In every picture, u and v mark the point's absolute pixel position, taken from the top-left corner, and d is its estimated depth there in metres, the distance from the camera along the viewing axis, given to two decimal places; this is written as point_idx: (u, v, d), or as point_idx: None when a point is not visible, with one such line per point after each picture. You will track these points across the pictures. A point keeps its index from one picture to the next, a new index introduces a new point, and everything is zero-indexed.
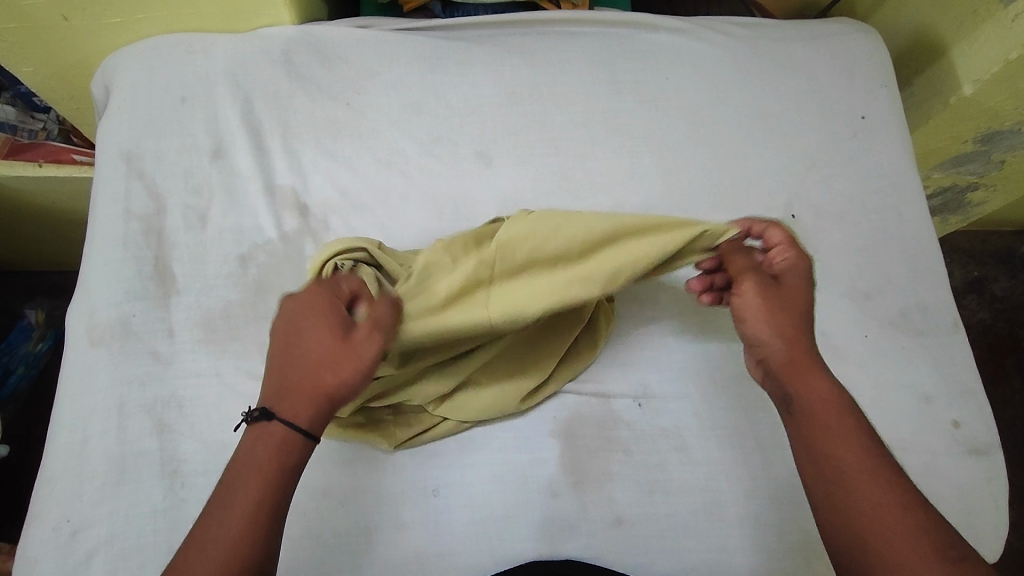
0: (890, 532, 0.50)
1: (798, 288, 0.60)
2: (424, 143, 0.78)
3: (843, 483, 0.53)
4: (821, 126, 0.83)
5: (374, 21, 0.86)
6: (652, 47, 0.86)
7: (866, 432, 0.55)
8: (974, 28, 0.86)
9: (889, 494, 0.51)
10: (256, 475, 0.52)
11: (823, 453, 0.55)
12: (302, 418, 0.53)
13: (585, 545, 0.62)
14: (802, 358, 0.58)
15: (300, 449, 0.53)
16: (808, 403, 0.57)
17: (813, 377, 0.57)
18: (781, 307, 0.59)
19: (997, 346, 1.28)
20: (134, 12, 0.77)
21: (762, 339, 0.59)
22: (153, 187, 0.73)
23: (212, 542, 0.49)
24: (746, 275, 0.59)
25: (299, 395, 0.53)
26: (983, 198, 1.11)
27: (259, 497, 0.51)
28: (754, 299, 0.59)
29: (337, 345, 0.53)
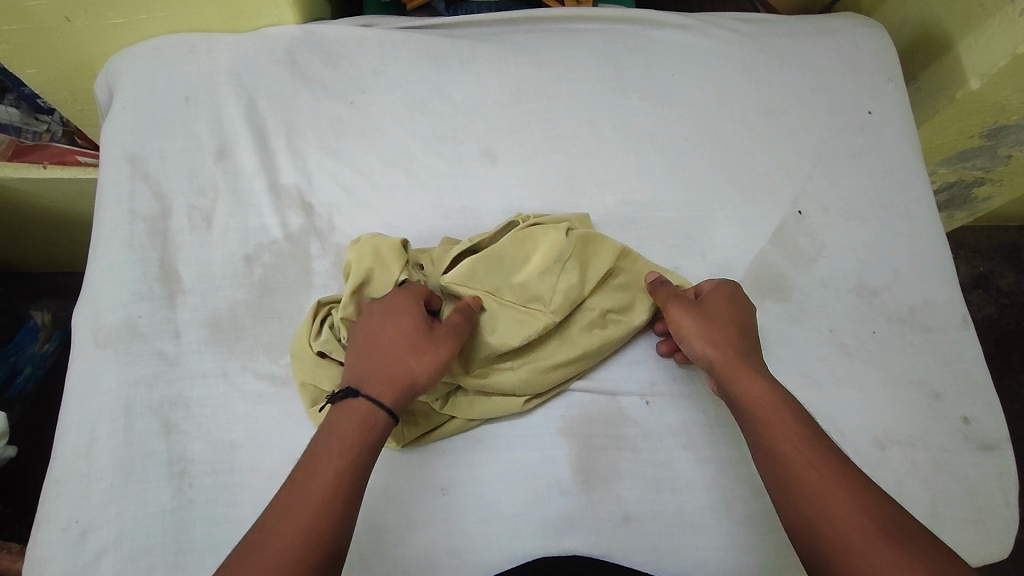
0: (836, 514, 0.50)
1: (721, 303, 0.65)
2: (429, 142, 0.78)
3: (788, 475, 0.54)
4: (826, 122, 0.83)
5: (377, 20, 0.86)
6: (656, 44, 0.86)
7: (804, 422, 0.56)
8: (980, 23, 0.85)
9: (834, 477, 0.52)
10: (340, 446, 0.53)
11: (767, 448, 0.56)
12: (386, 398, 0.56)
13: (594, 543, 0.62)
14: (734, 359, 0.61)
15: (380, 426, 0.55)
16: (746, 405, 0.58)
17: (750, 379, 0.59)
18: (715, 326, 0.63)
19: (1004, 341, 1.27)
20: (137, 13, 0.77)
21: (701, 355, 0.62)
22: (158, 188, 0.73)
23: (297, 511, 0.50)
24: (672, 307, 0.65)
25: (384, 374, 0.57)
26: (989, 193, 1.11)
27: (342, 468, 0.52)
28: (694, 327, 0.63)
29: (425, 338, 0.59)
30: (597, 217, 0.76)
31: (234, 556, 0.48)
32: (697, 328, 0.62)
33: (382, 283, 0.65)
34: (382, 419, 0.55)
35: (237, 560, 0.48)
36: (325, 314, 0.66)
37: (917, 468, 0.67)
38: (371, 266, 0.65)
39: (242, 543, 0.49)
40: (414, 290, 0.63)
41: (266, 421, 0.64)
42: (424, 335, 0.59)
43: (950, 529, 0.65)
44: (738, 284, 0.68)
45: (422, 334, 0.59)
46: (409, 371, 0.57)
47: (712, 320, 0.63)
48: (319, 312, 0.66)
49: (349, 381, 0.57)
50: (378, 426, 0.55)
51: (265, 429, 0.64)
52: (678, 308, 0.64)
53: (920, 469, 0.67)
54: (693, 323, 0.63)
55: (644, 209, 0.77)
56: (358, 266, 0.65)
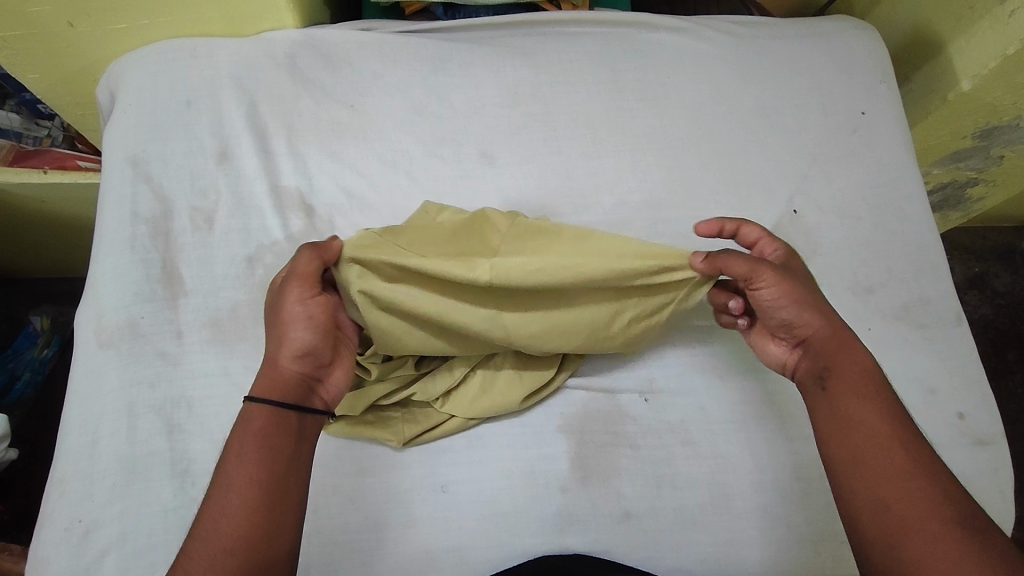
0: (915, 498, 0.50)
1: (802, 272, 0.62)
2: (428, 143, 0.79)
3: (866, 448, 0.54)
4: (821, 123, 0.84)
5: (376, 24, 0.87)
6: (652, 47, 0.87)
7: (892, 401, 0.56)
8: (972, 24, 0.86)
9: (918, 459, 0.52)
10: (249, 446, 0.53)
11: (847, 419, 0.55)
12: (256, 391, 0.55)
13: (594, 540, 0.62)
14: (840, 334, 0.59)
15: (264, 414, 0.54)
16: (844, 374, 0.57)
17: (851, 352, 0.58)
18: (800, 286, 0.60)
19: (999, 340, 1.28)
20: (138, 18, 0.78)
21: (798, 321, 0.59)
22: (160, 191, 0.74)
23: (220, 509, 0.50)
24: (756, 269, 0.59)
25: (258, 373, 0.57)
26: (983, 193, 1.12)
27: (256, 469, 0.52)
28: (776, 290, 0.59)
29: (274, 316, 0.58)
30: (594, 218, 0.77)
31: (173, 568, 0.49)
32: (782, 295, 0.59)
33: None
34: (258, 410, 0.54)
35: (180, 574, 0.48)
36: None
37: None
38: None
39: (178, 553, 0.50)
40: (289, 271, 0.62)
41: None
42: (274, 312, 0.58)
43: None
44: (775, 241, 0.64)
45: (272, 313, 0.58)
46: (271, 356, 0.57)
47: (796, 279, 0.60)
48: None
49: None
50: (258, 414, 0.54)
51: None
52: (760, 267, 0.58)
53: None
54: (778, 290, 0.59)
55: (641, 208, 0.78)
56: None
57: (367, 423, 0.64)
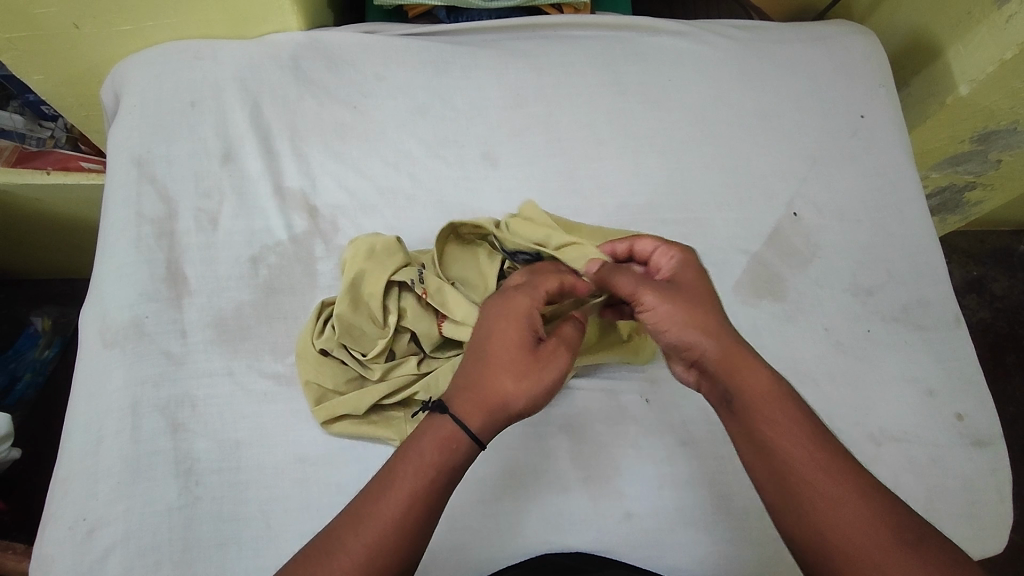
0: (853, 528, 0.47)
1: (694, 284, 0.57)
2: (431, 145, 0.79)
3: (795, 480, 0.49)
4: (820, 126, 0.85)
5: (380, 27, 0.88)
6: (654, 50, 0.88)
7: (807, 416, 0.52)
8: (969, 29, 0.87)
9: (844, 479, 0.49)
10: (417, 466, 0.50)
11: (769, 448, 0.51)
12: (474, 423, 0.51)
13: (596, 539, 0.63)
14: (732, 349, 0.54)
15: (464, 451, 0.51)
16: (746, 399, 0.53)
17: (752, 369, 0.54)
18: (690, 302, 0.56)
19: (997, 344, 1.29)
20: (144, 20, 0.78)
21: (688, 343, 0.55)
22: (165, 191, 0.74)
23: (367, 529, 0.48)
24: (643, 288, 0.56)
25: (478, 399, 0.52)
26: (981, 197, 1.13)
27: (418, 497, 0.49)
28: (662, 307, 0.55)
29: (525, 357, 0.53)
30: (596, 220, 0.78)
31: (295, 560, 0.48)
32: (678, 316, 0.55)
33: (373, 280, 0.66)
34: (467, 445, 0.51)
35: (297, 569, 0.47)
36: (328, 313, 0.68)
37: (913, 464, 0.68)
38: (363, 264, 0.67)
39: (307, 548, 0.48)
40: (531, 293, 0.56)
41: (272, 420, 0.65)
42: (529, 351, 0.53)
43: (944, 524, 0.66)
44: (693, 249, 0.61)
45: (525, 351, 0.53)
46: (506, 399, 0.52)
47: (690, 297, 0.56)
48: (323, 312, 0.68)
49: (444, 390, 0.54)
50: (452, 442, 0.51)
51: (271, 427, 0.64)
52: (645, 286, 0.56)
53: (916, 465, 0.68)
54: (673, 310, 0.55)
55: (642, 209, 0.78)
56: (353, 265, 0.67)
57: (374, 422, 0.65)
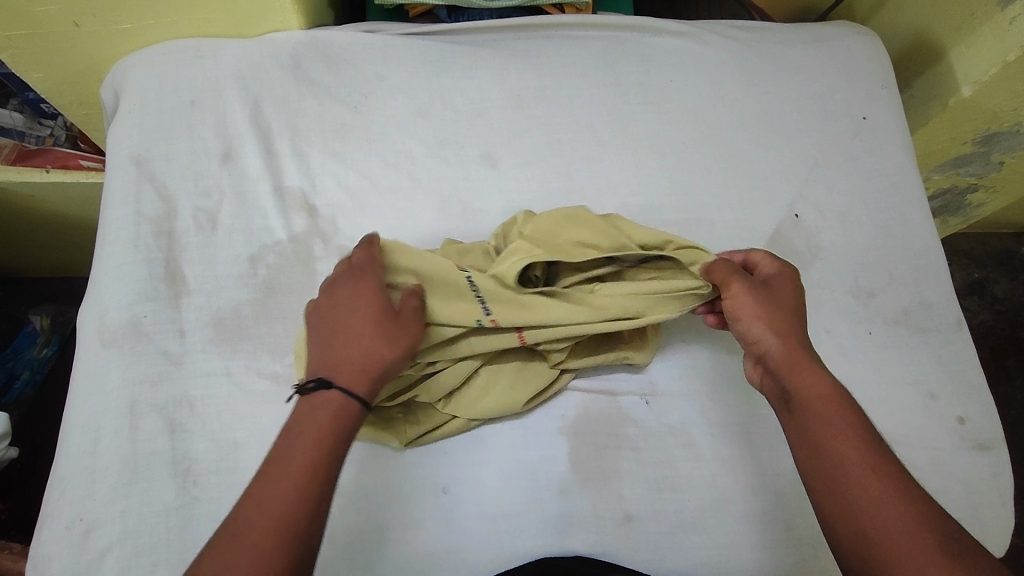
0: (898, 528, 0.48)
1: (787, 293, 0.61)
2: (431, 145, 0.79)
3: (840, 479, 0.51)
4: (822, 127, 0.84)
5: (381, 26, 0.87)
6: (655, 51, 0.87)
7: (863, 423, 0.54)
8: (972, 31, 0.87)
9: (892, 484, 0.50)
10: (306, 434, 0.51)
11: (818, 447, 0.53)
12: (358, 385, 0.54)
13: (595, 542, 0.62)
14: (796, 352, 0.58)
15: (352, 416, 0.53)
16: (803, 399, 0.56)
17: (814, 372, 0.57)
18: (772, 302, 0.60)
19: (998, 347, 1.28)
20: (144, 18, 0.78)
21: (756, 335, 0.59)
22: (164, 190, 0.74)
23: (265, 506, 0.48)
24: (732, 279, 0.61)
25: (355, 365, 0.55)
26: (982, 200, 1.12)
27: (316, 460, 0.51)
28: (745, 299, 0.60)
29: (392, 321, 0.57)
30: None
31: (206, 552, 0.47)
32: (755, 309, 0.59)
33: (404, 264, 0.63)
34: (354, 409, 0.54)
35: (210, 557, 0.47)
36: None
37: (915, 468, 0.68)
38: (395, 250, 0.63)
39: (214, 537, 0.48)
40: (375, 272, 0.61)
41: (270, 421, 0.65)
42: (391, 316, 0.58)
43: None
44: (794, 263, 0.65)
45: (383, 314, 0.57)
46: (385, 361, 0.56)
47: (775, 298, 0.61)
48: None
49: (314, 373, 0.55)
50: (336, 407, 0.53)
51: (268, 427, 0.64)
52: (733, 277, 0.61)
53: (917, 468, 0.67)
54: (754, 303, 0.59)
55: (643, 211, 0.78)
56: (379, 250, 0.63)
57: (371, 423, 0.63)
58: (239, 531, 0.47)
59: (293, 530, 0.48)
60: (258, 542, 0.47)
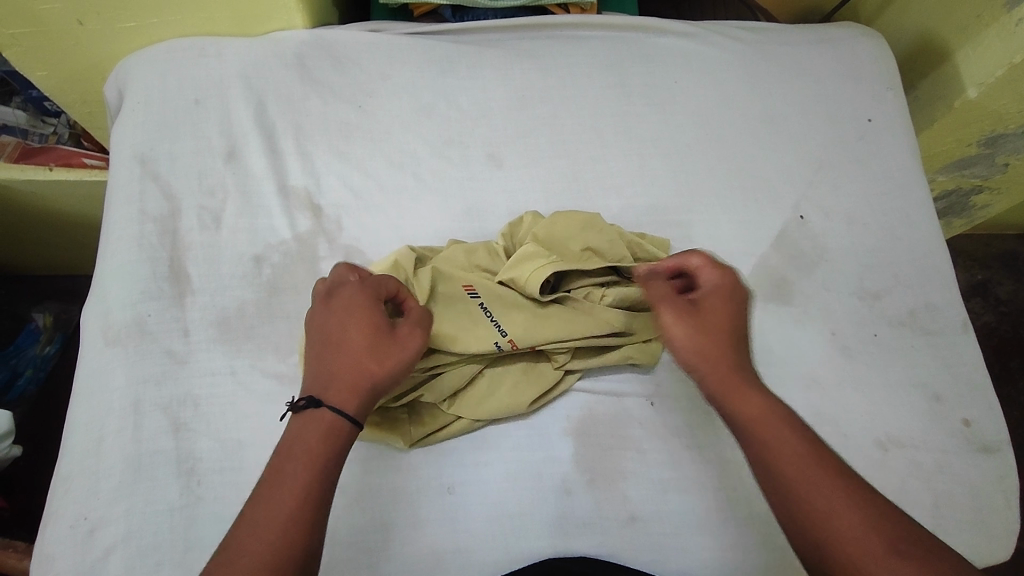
0: (851, 541, 0.47)
1: (722, 306, 0.59)
2: (435, 145, 0.79)
3: (791, 499, 0.50)
4: (828, 129, 0.84)
5: (385, 25, 0.87)
6: (660, 51, 0.87)
7: (802, 434, 0.52)
8: (979, 32, 0.86)
9: (838, 494, 0.49)
10: (301, 453, 0.51)
11: (765, 468, 0.51)
12: (350, 405, 0.54)
13: (600, 544, 0.62)
14: (728, 375, 0.55)
15: (345, 434, 0.53)
16: (743, 425, 0.54)
17: (748, 393, 0.54)
18: (703, 326, 0.57)
19: (1002, 348, 1.28)
20: (148, 16, 0.78)
21: (688, 366, 0.57)
22: (168, 189, 0.74)
23: (262, 527, 0.48)
24: (662, 305, 0.59)
25: (348, 384, 0.54)
26: (987, 201, 1.12)
27: (309, 478, 0.50)
28: (673, 327, 0.58)
29: (385, 337, 0.56)
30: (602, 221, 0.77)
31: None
32: (682, 339, 0.57)
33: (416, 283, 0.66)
34: (346, 428, 0.53)
35: None
36: None
37: (920, 471, 0.67)
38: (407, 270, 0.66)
39: (210, 562, 0.47)
40: (370, 283, 0.59)
41: (275, 420, 0.64)
42: (388, 333, 0.56)
43: (950, 531, 0.65)
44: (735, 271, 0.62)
45: (379, 332, 0.56)
46: (373, 379, 0.55)
47: (705, 322, 0.58)
48: None
49: (306, 390, 0.55)
50: (324, 425, 0.52)
51: (273, 427, 0.64)
52: (661, 305, 0.59)
53: (923, 471, 0.67)
54: (680, 331, 0.57)
55: (648, 211, 0.78)
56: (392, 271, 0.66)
57: (375, 424, 0.63)
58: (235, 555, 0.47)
59: (291, 549, 0.47)
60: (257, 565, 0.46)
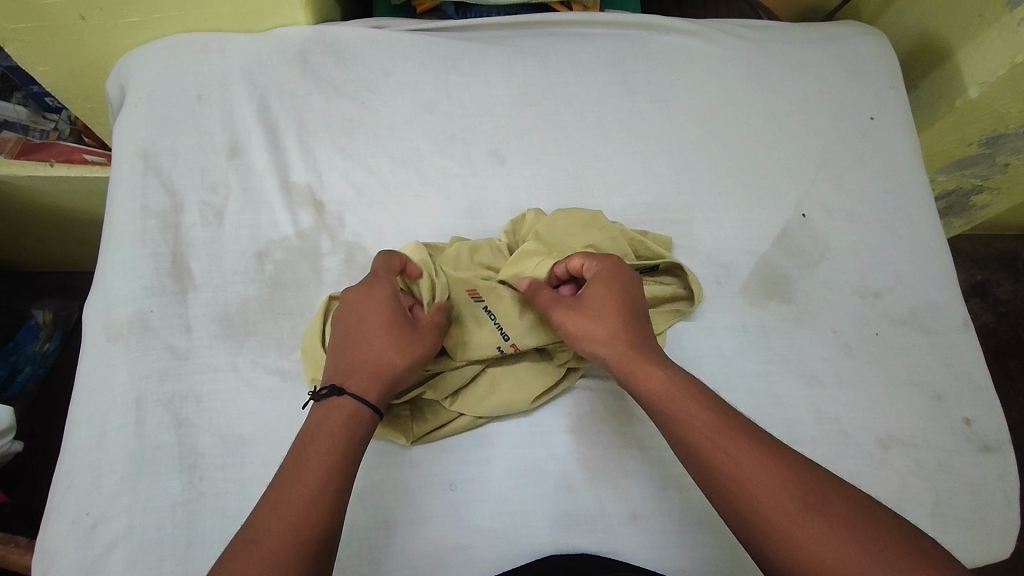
0: (764, 500, 0.48)
1: (601, 292, 0.60)
2: (438, 142, 0.79)
3: (706, 467, 0.50)
4: (830, 127, 0.84)
5: (388, 22, 0.87)
6: (663, 49, 0.87)
7: (709, 400, 0.53)
8: (980, 32, 0.87)
9: (748, 453, 0.50)
10: (320, 443, 0.51)
11: (679, 438, 0.52)
12: (372, 393, 0.55)
13: (601, 540, 0.62)
14: (624, 354, 0.57)
15: (365, 422, 0.54)
16: (649, 402, 0.55)
17: (644, 368, 0.56)
18: (589, 315, 0.60)
19: (1001, 348, 1.28)
20: (151, 12, 0.77)
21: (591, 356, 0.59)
22: (170, 185, 0.74)
23: (285, 509, 0.48)
24: (549, 307, 0.62)
25: (370, 373, 0.55)
26: (987, 201, 1.12)
27: (332, 463, 0.50)
28: (563, 325, 0.61)
29: (404, 331, 0.58)
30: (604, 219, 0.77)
31: (223, 559, 0.46)
32: (575, 333, 0.60)
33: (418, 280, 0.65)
34: (366, 417, 0.54)
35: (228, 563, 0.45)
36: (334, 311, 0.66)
37: (921, 469, 0.67)
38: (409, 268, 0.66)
39: (230, 545, 0.47)
40: (389, 280, 0.61)
41: (277, 416, 0.64)
42: (409, 326, 0.58)
43: (951, 530, 0.65)
44: (614, 256, 0.64)
45: (401, 324, 0.58)
46: (395, 369, 0.56)
47: (590, 311, 0.60)
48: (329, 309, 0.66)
49: (327, 380, 0.55)
50: (346, 413, 0.53)
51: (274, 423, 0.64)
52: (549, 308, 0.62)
53: (923, 469, 0.68)
54: (571, 326, 0.60)
55: (650, 209, 0.78)
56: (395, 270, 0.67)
57: None
58: (257, 536, 0.47)
59: (314, 530, 0.47)
60: (280, 546, 0.46)
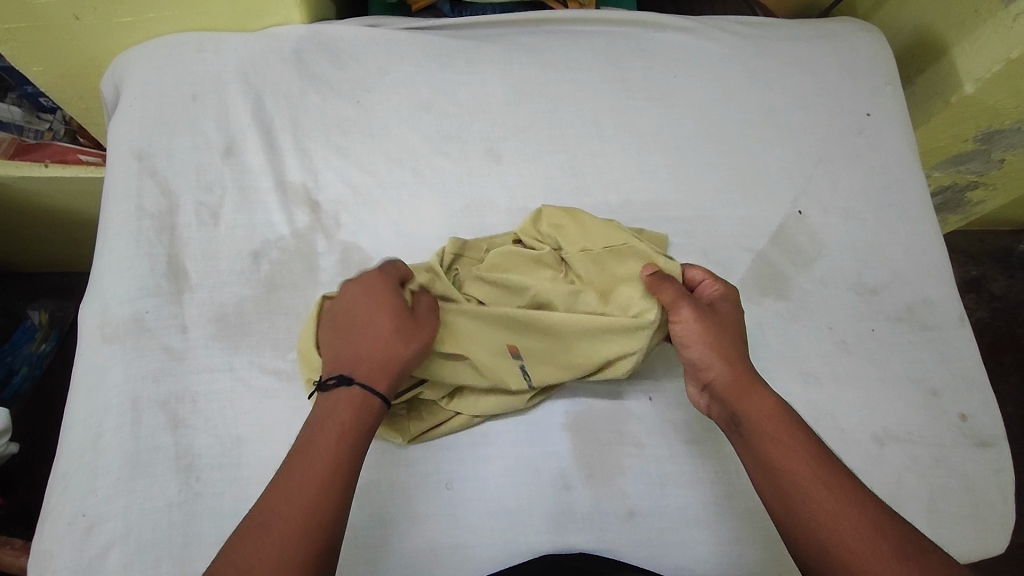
0: (854, 541, 0.49)
1: (733, 319, 0.62)
2: (434, 140, 0.79)
3: (798, 494, 0.52)
4: (825, 124, 0.84)
5: (383, 21, 0.87)
6: (659, 46, 0.87)
7: (813, 439, 0.55)
8: (975, 27, 0.87)
9: (846, 495, 0.51)
10: (338, 420, 0.53)
11: (773, 464, 0.54)
12: (380, 378, 0.55)
13: (598, 538, 0.62)
14: (742, 379, 0.58)
15: (375, 411, 0.55)
16: (752, 421, 0.56)
17: (758, 397, 0.57)
18: (718, 331, 0.60)
19: (996, 343, 1.29)
20: (146, 11, 0.77)
21: (705, 362, 0.59)
22: (165, 185, 0.74)
23: (317, 448, 0.52)
24: (681, 302, 0.60)
25: (375, 361, 0.55)
26: (982, 197, 1.13)
27: (356, 409, 0.54)
28: (692, 324, 0.59)
29: (407, 319, 0.58)
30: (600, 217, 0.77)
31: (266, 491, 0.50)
32: (703, 335, 0.59)
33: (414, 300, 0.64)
34: (376, 406, 0.54)
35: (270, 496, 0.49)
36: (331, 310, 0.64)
37: (917, 465, 0.68)
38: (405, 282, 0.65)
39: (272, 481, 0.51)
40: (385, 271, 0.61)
41: (273, 416, 0.64)
42: (409, 315, 0.58)
43: (946, 526, 0.66)
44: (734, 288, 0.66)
45: (401, 315, 0.58)
46: (402, 355, 0.56)
47: (724, 328, 0.60)
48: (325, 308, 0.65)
49: (334, 370, 0.56)
50: (356, 399, 0.54)
51: (270, 423, 0.64)
52: (683, 301, 0.60)
53: (920, 465, 0.68)
54: (700, 328, 0.59)
55: (646, 206, 0.78)
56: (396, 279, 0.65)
57: None
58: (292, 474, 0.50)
59: (343, 466, 0.51)
60: (314, 480, 0.50)
